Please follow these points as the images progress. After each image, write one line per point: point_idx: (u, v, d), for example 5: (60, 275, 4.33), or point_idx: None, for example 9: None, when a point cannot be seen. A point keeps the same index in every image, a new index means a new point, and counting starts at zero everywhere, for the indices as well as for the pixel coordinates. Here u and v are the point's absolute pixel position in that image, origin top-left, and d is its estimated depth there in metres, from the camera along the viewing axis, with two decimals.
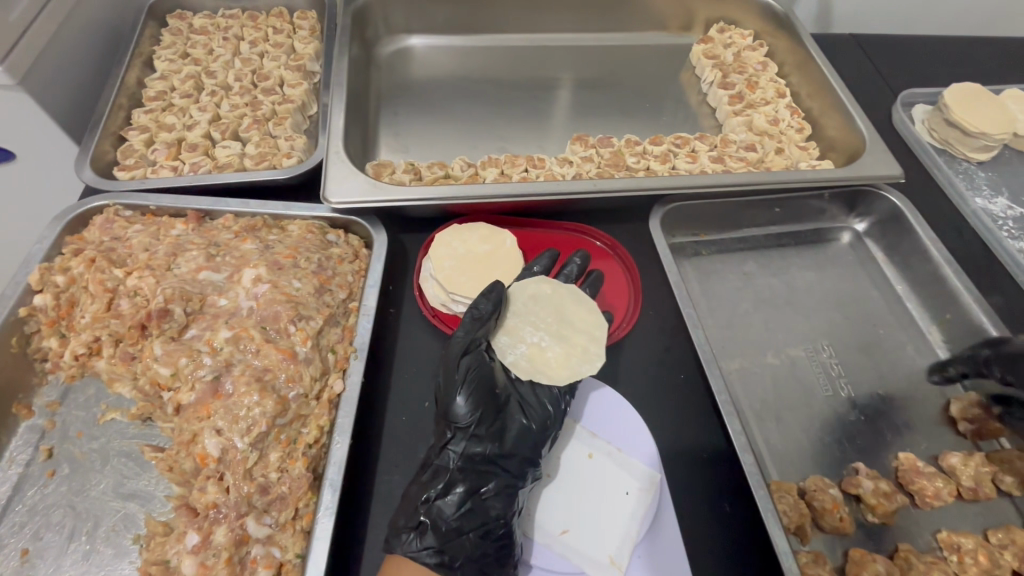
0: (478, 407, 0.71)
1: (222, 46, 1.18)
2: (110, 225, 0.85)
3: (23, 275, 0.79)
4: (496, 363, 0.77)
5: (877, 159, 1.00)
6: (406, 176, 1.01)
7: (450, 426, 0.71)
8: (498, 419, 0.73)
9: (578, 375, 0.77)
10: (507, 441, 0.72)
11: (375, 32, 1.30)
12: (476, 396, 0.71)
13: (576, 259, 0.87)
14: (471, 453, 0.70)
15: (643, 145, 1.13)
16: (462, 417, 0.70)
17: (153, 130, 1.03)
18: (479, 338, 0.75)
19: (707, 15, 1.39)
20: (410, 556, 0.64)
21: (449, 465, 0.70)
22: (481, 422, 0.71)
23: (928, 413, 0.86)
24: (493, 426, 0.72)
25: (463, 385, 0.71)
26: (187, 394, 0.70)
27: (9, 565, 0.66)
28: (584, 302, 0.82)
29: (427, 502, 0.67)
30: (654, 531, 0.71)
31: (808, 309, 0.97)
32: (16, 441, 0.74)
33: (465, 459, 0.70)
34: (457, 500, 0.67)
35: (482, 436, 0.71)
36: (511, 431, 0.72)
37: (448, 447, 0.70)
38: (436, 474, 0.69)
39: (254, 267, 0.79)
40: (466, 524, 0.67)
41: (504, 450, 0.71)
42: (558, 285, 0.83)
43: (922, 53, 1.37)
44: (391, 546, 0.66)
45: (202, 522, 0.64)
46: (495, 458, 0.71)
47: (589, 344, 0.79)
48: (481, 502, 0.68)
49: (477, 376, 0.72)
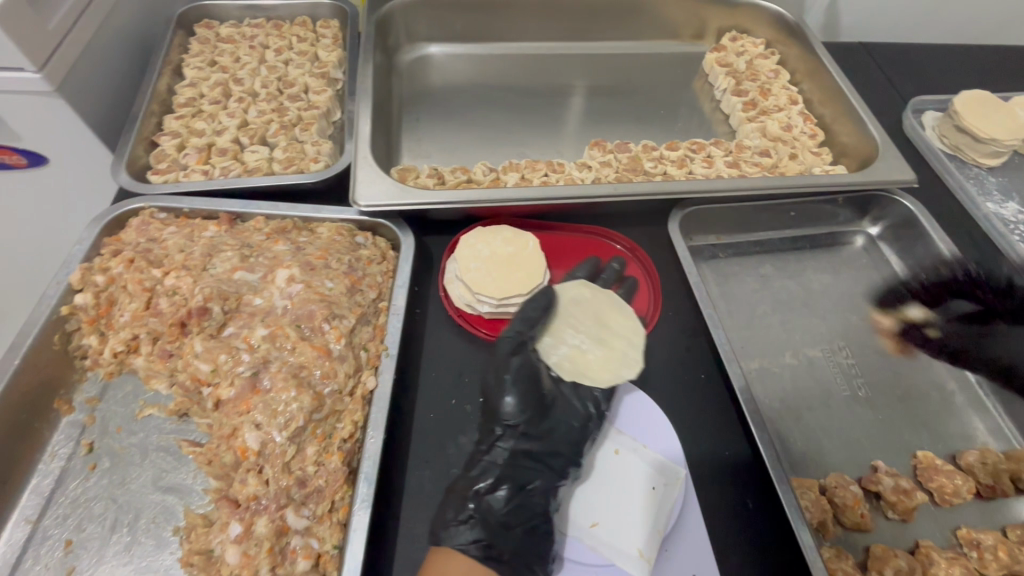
0: (526, 406, 0.76)
1: (248, 54, 1.21)
2: (146, 227, 0.88)
3: (64, 275, 0.81)
4: (542, 364, 0.82)
5: (890, 164, 1.02)
6: (430, 180, 1.04)
7: (498, 424, 0.75)
8: (544, 418, 0.77)
9: (618, 379, 0.80)
10: (553, 439, 0.76)
11: (396, 40, 1.33)
12: (524, 396, 0.76)
13: (615, 264, 0.94)
14: (519, 450, 0.74)
15: (660, 150, 1.16)
16: (512, 415, 0.75)
17: (184, 136, 1.06)
18: (527, 340, 0.80)
19: (719, 24, 1.42)
20: (460, 549, 0.67)
21: (497, 461, 0.73)
22: (530, 420, 0.76)
23: (945, 414, 0.88)
24: (540, 424, 0.77)
25: (512, 385, 0.76)
26: (227, 389, 0.73)
27: (54, 555, 0.68)
28: (623, 308, 0.86)
29: (479, 495, 0.70)
30: (681, 525, 0.72)
31: (824, 311, 0.99)
32: (59, 436, 0.77)
33: (514, 456, 0.74)
34: (506, 496, 0.71)
35: (530, 435, 0.76)
36: (558, 431, 0.77)
37: (497, 444, 0.75)
38: (485, 469, 0.72)
39: (287, 267, 0.82)
40: (513, 519, 0.70)
41: (548, 448, 0.75)
42: (597, 290, 0.87)
43: (930, 61, 1.39)
44: (438, 538, 0.68)
45: (244, 513, 0.66)
46: (542, 456, 0.75)
47: (629, 348, 0.82)
48: (527, 498, 0.72)
49: (526, 374, 0.77)
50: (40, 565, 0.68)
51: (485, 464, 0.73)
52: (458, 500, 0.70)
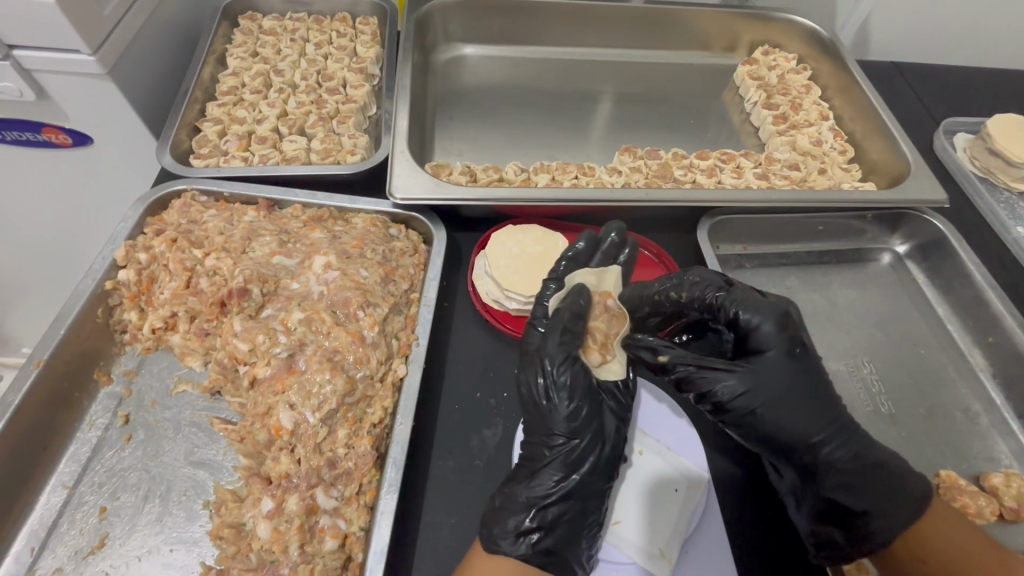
0: (583, 415, 0.71)
1: (289, 46, 1.24)
2: (188, 209, 0.90)
3: (109, 251, 0.84)
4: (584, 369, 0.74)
5: (921, 183, 1.02)
6: (462, 177, 1.05)
7: (552, 434, 0.71)
8: (598, 419, 0.72)
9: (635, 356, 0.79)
10: (610, 443, 0.72)
11: (433, 39, 1.36)
12: (578, 404, 0.71)
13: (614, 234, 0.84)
14: (579, 459, 0.70)
15: (690, 159, 1.17)
16: (567, 422, 0.71)
17: (226, 123, 1.08)
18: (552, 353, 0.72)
19: (752, 37, 1.42)
20: (521, 557, 0.66)
21: (555, 471, 0.70)
22: (586, 427, 0.71)
23: (967, 437, 0.88)
24: (596, 433, 0.71)
25: (569, 395, 0.71)
26: (263, 368, 0.75)
27: (88, 521, 0.70)
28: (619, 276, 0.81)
29: (535, 505, 0.68)
30: (703, 526, 0.73)
31: (849, 325, 0.99)
32: (96, 406, 0.79)
33: (573, 465, 0.70)
34: (563, 505, 0.69)
35: (590, 442, 0.71)
36: (613, 435, 0.73)
37: (556, 454, 0.71)
38: (542, 477, 0.70)
39: (325, 254, 0.84)
40: (575, 525, 0.69)
41: (611, 451, 0.72)
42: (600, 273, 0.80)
43: (964, 84, 1.39)
44: (496, 545, 0.66)
45: (275, 490, 0.69)
46: (602, 463, 0.71)
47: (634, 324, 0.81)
48: (586, 503, 0.70)
49: (576, 378, 0.72)
50: (75, 530, 0.70)
51: (542, 476, 0.70)
52: (520, 513, 0.68)
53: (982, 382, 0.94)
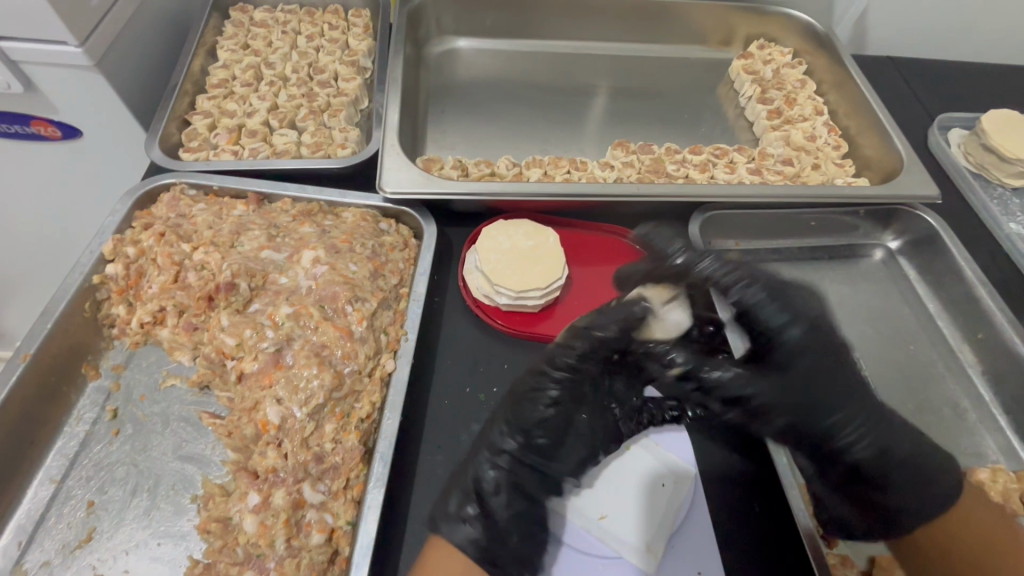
0: (522, 396, 0.75)
1: (280, 39, 1.23)
2: (176, 202, 0.89)
3: (97, 245, 0.84)
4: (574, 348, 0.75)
5: (914, 179, 1.02)
6: (454, 172, 1.05)
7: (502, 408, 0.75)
8: (526, 399, 0.74)
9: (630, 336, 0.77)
10: (522, 434, 0.73)
11: (426, 32, 1.35)
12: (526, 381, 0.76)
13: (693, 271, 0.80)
14: (500, 439, 0.72)
15: (683, 154, 1.17)
16: (518, 398, 0.75)
17: (216, 116, 1.08)
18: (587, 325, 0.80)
19: (748, 32, 1.41)
20: (458, 545, 0.66)
21: (495, 442, 0.72)
22: (519, 405, 0.74)
23: (956, 435, 0.87)
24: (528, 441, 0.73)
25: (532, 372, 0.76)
26: (251, 363, 0.75)
27: (76, 515, 0.70)
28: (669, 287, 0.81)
29: (479, 490, 0.69)
30: (689, 524, 0.73)
31: (841, 322, 0.99)
32: (84, 400, 0.79)
33: (504, 449, 0.72)
34: (480, 502, 0.68)
35: (517, 426, 0.73)
36: (534, 426, 0.73)
37: (498, 431, 0.73)
38: (487, 451, 0.72)
39: (313, 248, 0.83)
40: (482, 529, 0.67)
41: (519, 445, 0.72)
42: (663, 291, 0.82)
43: (961, 80, 1.38)
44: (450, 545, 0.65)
45: (262, 484, 0.69)
46: (515, 451, 0.72)
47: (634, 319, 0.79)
48: (496, 497, 0.69)
49: (530, 387, 0.75)
50: (63, 524, 0.70)
51: (478, 473, 0.70)
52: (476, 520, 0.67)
53: (971, 378, 0.94)
